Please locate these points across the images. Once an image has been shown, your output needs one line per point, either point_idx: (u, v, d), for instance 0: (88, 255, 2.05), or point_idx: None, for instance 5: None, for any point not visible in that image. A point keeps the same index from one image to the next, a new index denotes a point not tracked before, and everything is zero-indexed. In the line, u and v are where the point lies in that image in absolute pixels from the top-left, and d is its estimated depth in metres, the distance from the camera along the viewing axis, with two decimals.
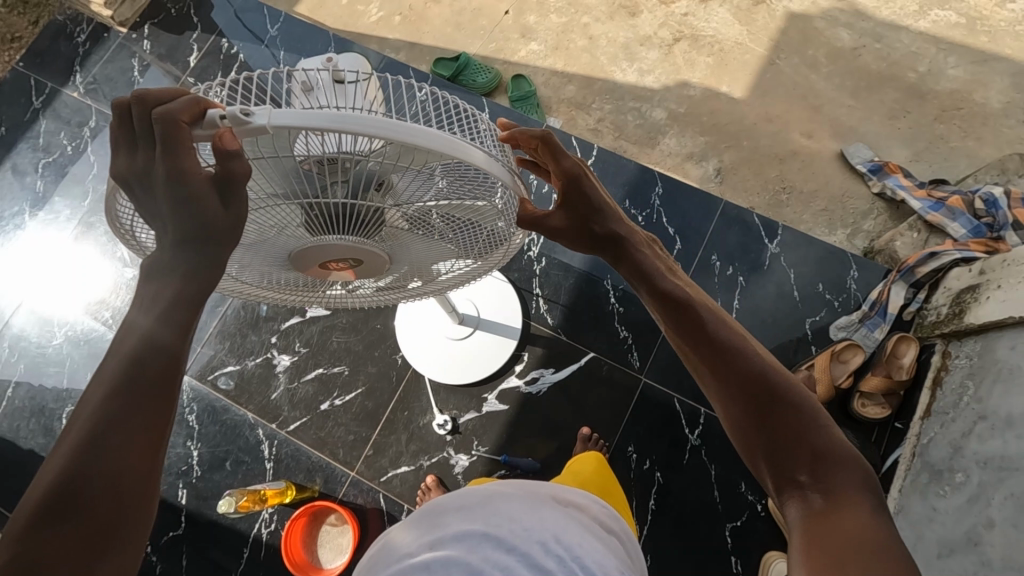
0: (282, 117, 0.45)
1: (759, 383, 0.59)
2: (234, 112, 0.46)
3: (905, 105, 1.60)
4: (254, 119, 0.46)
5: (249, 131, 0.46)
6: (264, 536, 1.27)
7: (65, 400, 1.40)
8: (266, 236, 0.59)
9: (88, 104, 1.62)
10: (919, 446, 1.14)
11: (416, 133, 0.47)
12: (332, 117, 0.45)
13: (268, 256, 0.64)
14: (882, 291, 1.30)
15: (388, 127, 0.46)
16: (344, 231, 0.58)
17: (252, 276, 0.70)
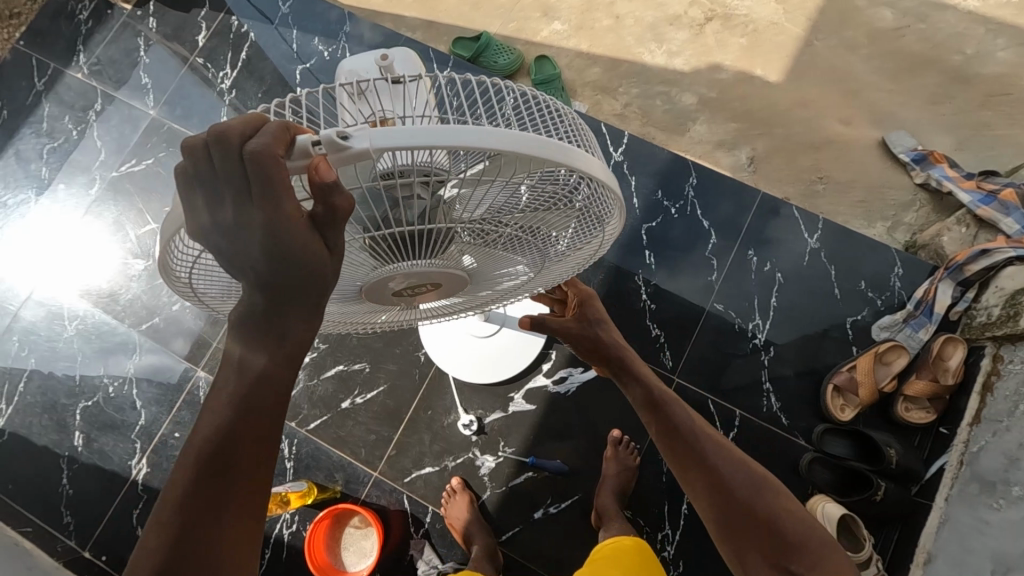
0: (385, 137, 0.39)
1: (749, 498, 0.78)
2: (329, 135, 0.39)
3: (949, 90, 1.51)
4: (354, 142, 0.39)
5: (347, 158, 0.40)
6: (286, 536, 1.24)
7: (77, 396, 1.36)
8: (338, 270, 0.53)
9: (93, 87, 1.55)
10: (969, 454, 1.10)
11: (524, 142, 0.41)
12: (437, 132, 0.39)
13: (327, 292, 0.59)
14: (928, 290, 1.25)
15: (497, 139, 0.40)
16: (411, 260, 0.52)
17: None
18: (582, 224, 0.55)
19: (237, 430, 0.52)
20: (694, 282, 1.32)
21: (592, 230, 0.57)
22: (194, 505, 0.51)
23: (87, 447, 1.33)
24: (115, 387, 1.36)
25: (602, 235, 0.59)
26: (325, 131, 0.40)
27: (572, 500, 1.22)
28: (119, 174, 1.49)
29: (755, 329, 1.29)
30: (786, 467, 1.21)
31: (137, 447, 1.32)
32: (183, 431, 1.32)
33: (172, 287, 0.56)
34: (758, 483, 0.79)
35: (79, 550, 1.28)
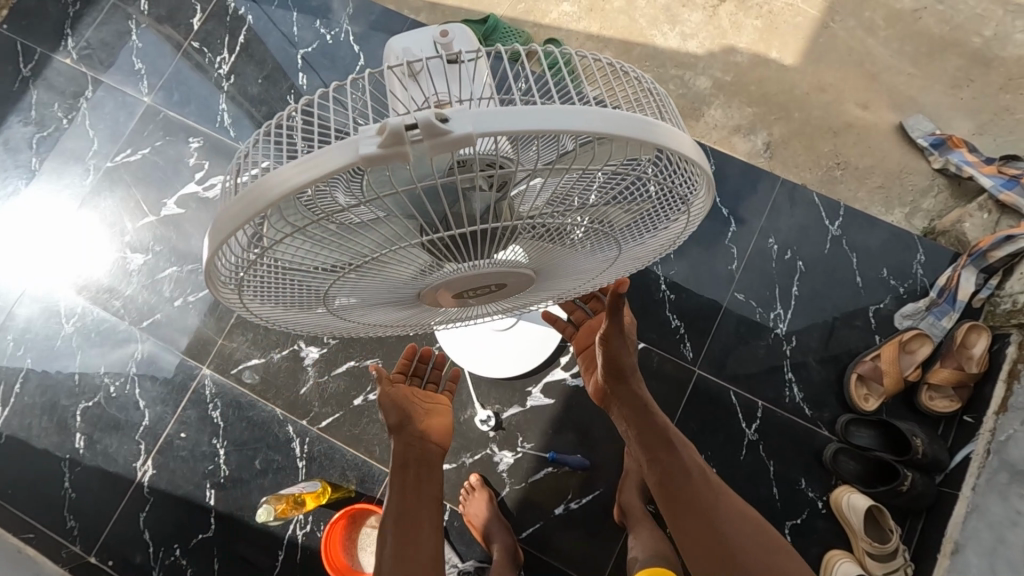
0: (489, 120, 0.34)
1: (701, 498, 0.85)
2: (425, 117, 0.34)
3: (969, 73, 1.49)
4: (455, 127, 0.34)
5: (445, 145, 0.34)
6: (299, 537, 1.22)
7: (78, 396, 1.31)
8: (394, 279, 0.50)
9: (83, 72, 1.48)
10: (995, 442, 1.09)
11: (625, 122, 0.37)
12: (542, 113, 0.35)
13: (377, 295, 0.55)
14: (951, 278, 1.23)
15: (599, 120, 0.36)
16: (476, 258, 0.48)
17: (344, 317, 0.62)
18: (655, 209, 0.52)
19: None
20: (714, 271, 1.29)
21: (663, 216, 0.54)
22: None
23: (89, 450, 1.28)
24: (117, 386, 1.31)
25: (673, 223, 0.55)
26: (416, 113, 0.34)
27: (593, 496, 1.21)
28: (114, 165, 1.43)
29: (776, 318, 1.27)
30: (811, 458, 1.20)
31: (142, 448, 1.28)
32: (189, 430, 1.28)
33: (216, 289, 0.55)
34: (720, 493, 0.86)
35: (84, 555, 1.24)
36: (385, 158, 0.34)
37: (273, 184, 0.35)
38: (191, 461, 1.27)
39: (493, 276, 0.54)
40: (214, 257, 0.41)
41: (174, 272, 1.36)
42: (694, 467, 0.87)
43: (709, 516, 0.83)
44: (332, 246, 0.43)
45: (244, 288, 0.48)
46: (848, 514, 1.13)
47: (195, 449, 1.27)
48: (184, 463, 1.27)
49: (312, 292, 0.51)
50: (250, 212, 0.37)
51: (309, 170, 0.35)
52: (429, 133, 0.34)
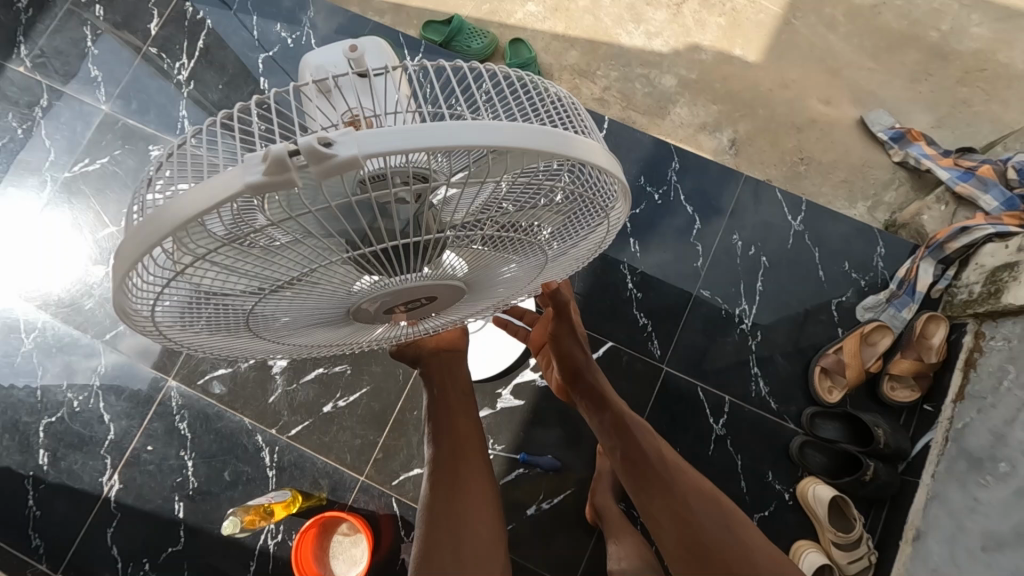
0: (375, 141, 0.34)
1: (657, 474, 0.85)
2: (309, 143, 0.34)
3: (927, 67, 1.51)
4: (339, 151, 0.34)
5: (333, 169, 0.34)
6: (271, 547, 1.21)
7: (40, 412, 1.28)
8: (321, 296, 0.51)
9: (37, 81, 1.44)
10: (954, 431, 1.12)
11: (526, 135, 0.38)
12: (434, 132, 0.35)
13: (310, 313, 0.55)
14: (910, 270, 1.25)
15: (496, 133, 0.37)
16: (402, 273, 0.49)
17: (282, 336, 0.62)
18: (581, 215, 0.53)
19: None
20: (680, 269, 1.30)
21: (591, 221, 0.55)
22: None
23: (53, 467, 1.26)
24: (81, 401, 1.29)
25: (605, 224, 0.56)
26: (302, 138, 0.34)
27: (565, 496, 1.21)
28: (72, 175, 1.40)
29: (742, 314, 1.28)
30: (778, 451, 1.22)
31: (108, 462, 1.26)
32: (156, 444, 1.26)
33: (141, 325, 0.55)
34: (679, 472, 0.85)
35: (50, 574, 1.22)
36: (271, 186, 0.34)
37: (174, 208, 0.36)
38: (160, 475, 1.25)
39: (425, 290, 0.54)
40: (123, 281, 0.41)
41: None
42: (652, 449, 0.87)
43: (674, 503, 0.82)
44: (250, 267, 0.44)
45: (165, 311, 0.48)
46: (814, 506, 1.15)
47: (163, 462, 1.26)
48: (152, 477, 1.25)
49: (241, 313, 0.51)
50: (154, 239, 0.37)
51: (205, 197, 0.35)
52: (313, 158, 0.34)
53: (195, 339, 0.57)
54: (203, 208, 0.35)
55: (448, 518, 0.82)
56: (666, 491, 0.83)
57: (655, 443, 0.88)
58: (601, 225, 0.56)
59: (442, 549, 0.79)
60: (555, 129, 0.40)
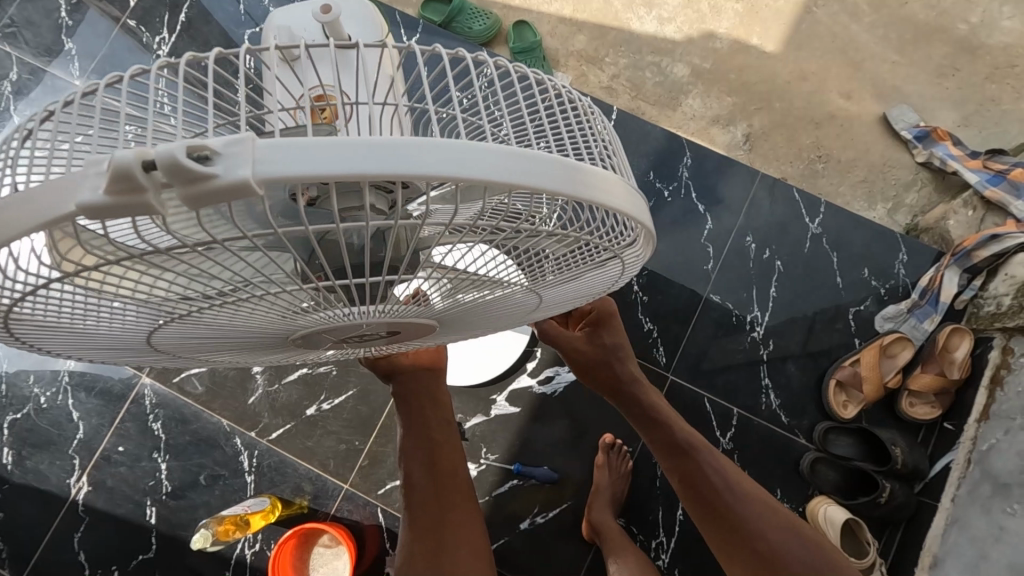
0: (273, 160, 0.26)
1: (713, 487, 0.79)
2: (170, 154, 0.25)
3: (955, 62, 1.42)
4: (221, 170, 0.26)
5: (206, 193, 0.26)
6: (248, 557, 1.14)
7: (4, 408, 1.20)
8: (258, 321, 0.43)
9: (7, 53, 1.34)
10: (977, 452, 1.05)
11: (516, 164, 0.30)
12: (367, 151, 0.27)
13: (240, 336, 0.48)
14: (933, 278, 1.18)
15: (454, 159, 0.29)
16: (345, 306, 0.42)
17: (213, 352, 0.55)
18: (580, 253, 0.46)
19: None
20: (690, 271, 1.23)
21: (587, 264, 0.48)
22: None
23: (18, 466, 1.18)
24: (47, 397, 1.21)
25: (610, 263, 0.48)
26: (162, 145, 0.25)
27: (561, 509, 1.15)
28: None
29: (753, 321, 1.21)
30: (788, 468, 1.15)
31: (76, 464, 1.18)
32: (128, 444, 1.19)
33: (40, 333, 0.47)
34: (736, 487, 0.80)
35: None
36: (119, 208, 0.27)
37: (21, 206, 0.29)
38: (130, 478, 1.18)
39: (389, 325, 0.47)
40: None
41: None
42: (716, 473, 0.80)
43: (752, 543, 0.76)
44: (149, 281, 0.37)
45: (58, 314, 0.41)
46: (825, 528, 1.08)
47: (135, 465, 1.18)
48: (123, 481, 1.18)
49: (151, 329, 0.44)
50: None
51: (51, 205, 0.28)
52: (179, 177, 0.26)
53: (108, 347, 0.51)
54: (51, 212, 0.28)
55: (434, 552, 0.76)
56: (736, 527, 0.77)
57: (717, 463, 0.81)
58: (605, 267, 0.49)
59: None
60: (562, 160, 0.32)
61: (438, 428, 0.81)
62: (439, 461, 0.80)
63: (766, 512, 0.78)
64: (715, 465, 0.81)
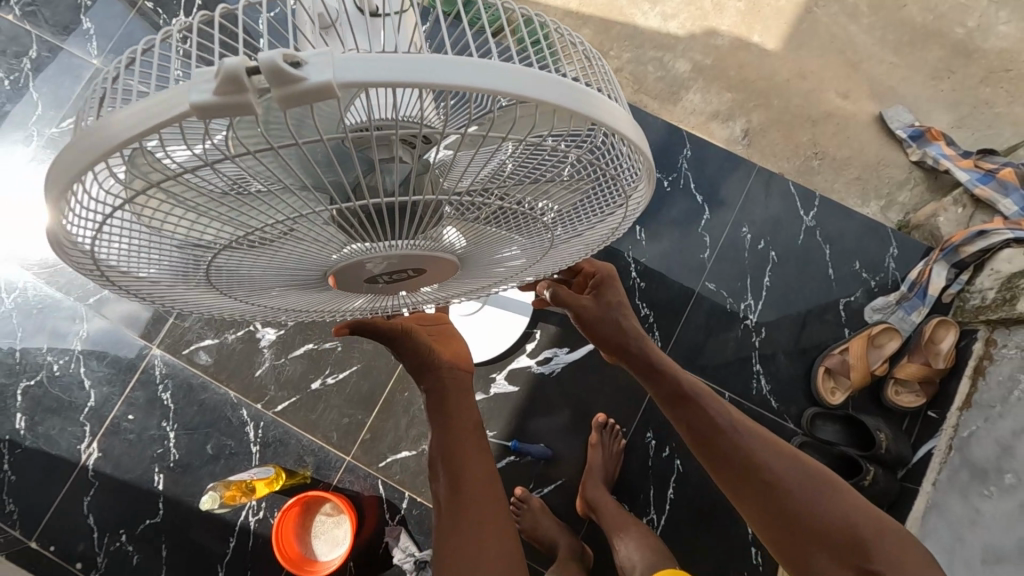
0: (354, 68, 0.29)
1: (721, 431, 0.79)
2: (272, 58, 0.28)
3: (950, 64, 1.46)
4: (309, 74, 0.29)
5: (299, 95, 0.29)
6: (251, 524, 1.18)
7: (18, 374, 1.24)
8: (295, 255, 0.46)
9: (27, 31, 1.38)
10: (959, 439, 1.09)
11: (551, 86, 0.34)
12: (435, 64, 0.30)
13: (282, 276, 0.51)
14: (922, 272, 1.21)
15: (507, 76, 0.32)
16: (385, 240, 0.45)
17: (250, 298, 0.58)
18: (594, 196, 0.49)
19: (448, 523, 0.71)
20: (685, 260, 1.26)
21: (602, 210, 0.51)
22: None
23: (30, 431, 1.22)
24: (61, 365, 1.24)
25: (619, 209, 0.52)
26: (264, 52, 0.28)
27: (555, 486, 1.20)
28: (60, 131, 1.34)
29: (747, 309, 1.25)
30: None
31: (87, 430, 1.22)
32: (137, 413, 1.23)
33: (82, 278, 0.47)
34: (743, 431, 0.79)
35: (24, 540, 1.18)
36: (223, 109, 0.29)
37: (117, 124, 0.31)
38: (139, 445, 1.21)
39: (414, 262, 0.51)
40: (58, 208, 0.36)
41: None
42: (717, 412, 0.80)
43: (762, 477, 0.75)
44: (210, 211, 0.39)
45: (106, 245, 0.43)
46: None
47: (143, 433, 1.22)
48: (131, 447, 1.22)
49: (201, 268, 0.47)
50: (90, 158, 0.32)
51: (150, 117, 0.30)
52: (277, 79, 0.29)
53: (155, 293, 0.53)
54: (150, 125, 0.30)
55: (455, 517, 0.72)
56: (745, 466, 0.76)
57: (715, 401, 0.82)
58: (614, 214, 0.53)
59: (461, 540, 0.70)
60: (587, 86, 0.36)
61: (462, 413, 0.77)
62: (460, 450, 0.75)
63: (770, 446, 0.78)
64: (718, 409, 0.81)
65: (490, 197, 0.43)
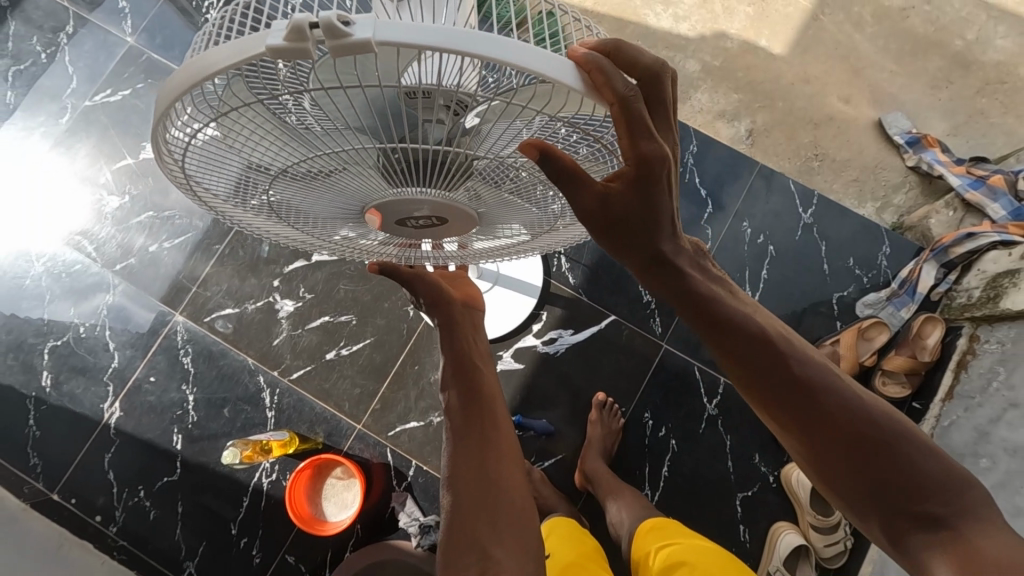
0: (392, 32, 0.37)
1: (781, 373, 0.61)
2: (330, 18, 0.36)
3: (948, 75, 1.52)
4: (356, 31, 0.36)
5: (348, 46, 0.37)
6: (264, 486, 1.24)
7: (46, 335, 1.30)
8: (344, 184, 0.55)
9: (64, 7, 1.43)
10: (940, 427, 1.17)
11: (554, 65, 0.40)
12: (461, 37, 0.37)
13: (335, 203, 0.61)
14: (912, 270, 1.27)
15: (517, 56, 0.39)
16: (420, 184, 0.53)
17: (306, 224, 0.68)
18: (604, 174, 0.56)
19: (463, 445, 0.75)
20: None
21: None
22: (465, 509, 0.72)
23: (56, 389, 1.28)
24: (87, 327, 1.30)
25: None
26: (325, 14, 0.36)
27: (556, 460, 1.26)
28: (93, 105, 1.39)
29: None
30: (766, 434, 1.25)
31: (109, 390, 1.28)
32: (159, 376, 1.28)
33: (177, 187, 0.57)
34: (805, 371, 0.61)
35: (47, 493, 1.24)
36: (290, 52, 0.37)
37: (216, 58, 0.39)
38: (160, 407, 1.27)
39: (442, 209, 0.59)
40: (163, 124, 0.45)
41: (150, 218, 1.35)
42: (780, 335, 0.63)
43: (829, 422, 0.60)
44: (280, 139, 0.48)
45: (196, 160, 0.52)
46: (796, 489, 1.18)
47: (164, 396, 1.28)
48: (152, 409, 1.27)
49: (270, 188, 0.56)
50: (190, 84, 0.41)
51: (238, 54, 0.38)
52: (331, 34, 0.36)
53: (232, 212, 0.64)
54: (236, 60, 0.38)
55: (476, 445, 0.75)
56: (819, 412, 0.60)
57: (771, 321, 0.64)
58: None
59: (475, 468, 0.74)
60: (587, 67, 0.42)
61: (479, 357, 0.81)
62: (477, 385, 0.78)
63: (843, 381, 0.61)
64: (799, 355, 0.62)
65: (511, 159, 0.51)
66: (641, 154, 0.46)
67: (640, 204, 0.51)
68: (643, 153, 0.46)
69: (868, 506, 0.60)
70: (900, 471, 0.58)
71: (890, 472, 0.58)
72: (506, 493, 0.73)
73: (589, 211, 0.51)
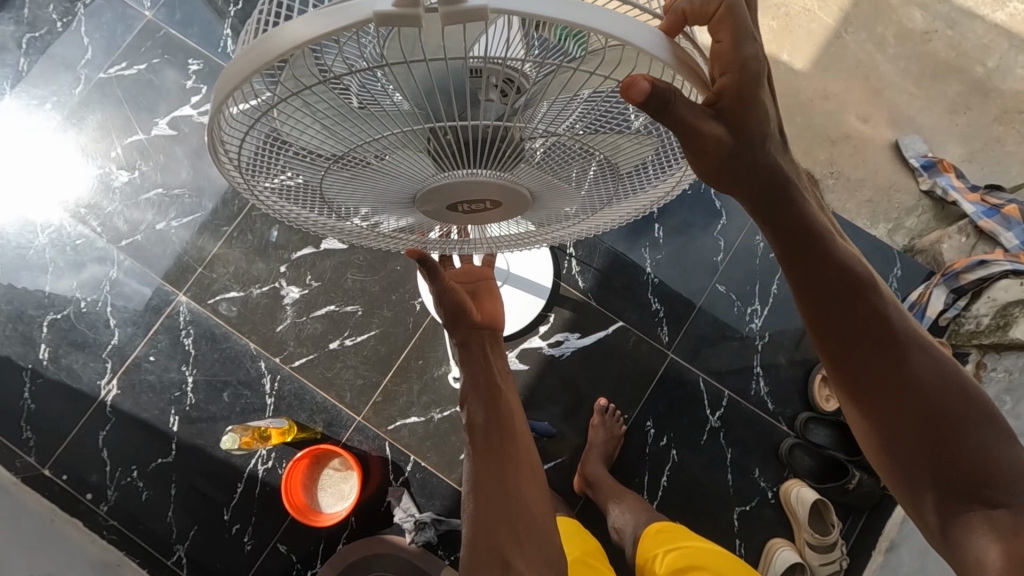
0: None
1: (873, 329, 0.60)
2: None
3: (967, 101, 1.52)
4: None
5: (456, 13, 0.37)
6: (260, 472, 1.22)
7: (47, 307, 1.28)
8: (390, 169, 0.54)
9: None
10: None
11: (634, 34, 0.41)
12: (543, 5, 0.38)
13: (377, 190, 0.60)
14: (922, 294, 1.27)
15: (620, 27, 0.40)
16: (473, 166, 0.53)
17: (340, 210, 0.66)
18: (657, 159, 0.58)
19: (486, 473, 0.82)
20: (698, 260, 1.30)
21: (660, 167, 0.59)
22: (483, 533, 0.81)
23: (54, 363, 1.26)
24: (88, 302, 1.29)
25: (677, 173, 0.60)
26: None
27: (554, 463, 1.25)
28: (108, 77, 1.37)
29: (752, 313, 1.29)
30: (768, 449, 1.24)
31: (108, 366, 1.26)
32: (159, 355, 1.27)
33: (224, 172, 0.56)
34: (894, 331, 0.60)
35: (39, 467, 1.22)
36: (396, 19, 0.37)
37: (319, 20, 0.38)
38: (158, 386, 1.26)
39: (490, 191, 0.58)
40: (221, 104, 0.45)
41: (159, 195, 1.33)
42: (877, 285, 0.61)
43: (914, 389, 0.59)
44: (337, 121, 0.48)
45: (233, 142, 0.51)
46: (796, 507, 1.17)
47: (163, 375, 1.26)
48: (150, 388, 1.26)
49: (315, 173, 0.56)
50: (259, 64, 0.40)
51: (328, 24, 0.38)
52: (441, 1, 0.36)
53: (271, 201, 0.63)
54: (318, 35, 0.38)
55: (498, 471, 0.82)
56: (904, 376, 0.59)
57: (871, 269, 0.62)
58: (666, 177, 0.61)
59: (492, 498, 0.81)
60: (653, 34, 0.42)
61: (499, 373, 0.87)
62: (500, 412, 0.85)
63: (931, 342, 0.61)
64: (892, 306, 0.61)
65: (566, 137, 0.51)
66: (743, 66, 0.48)
67: (749, 115, 0.49)
68: (748, 65, 0.48)
69: (935, 488, 0.59)
70: (970, 454, 0.58)
71: (964, 451, 0.58)
72: (523, 505, 0.82)
73: (706, 143, 0.47)
